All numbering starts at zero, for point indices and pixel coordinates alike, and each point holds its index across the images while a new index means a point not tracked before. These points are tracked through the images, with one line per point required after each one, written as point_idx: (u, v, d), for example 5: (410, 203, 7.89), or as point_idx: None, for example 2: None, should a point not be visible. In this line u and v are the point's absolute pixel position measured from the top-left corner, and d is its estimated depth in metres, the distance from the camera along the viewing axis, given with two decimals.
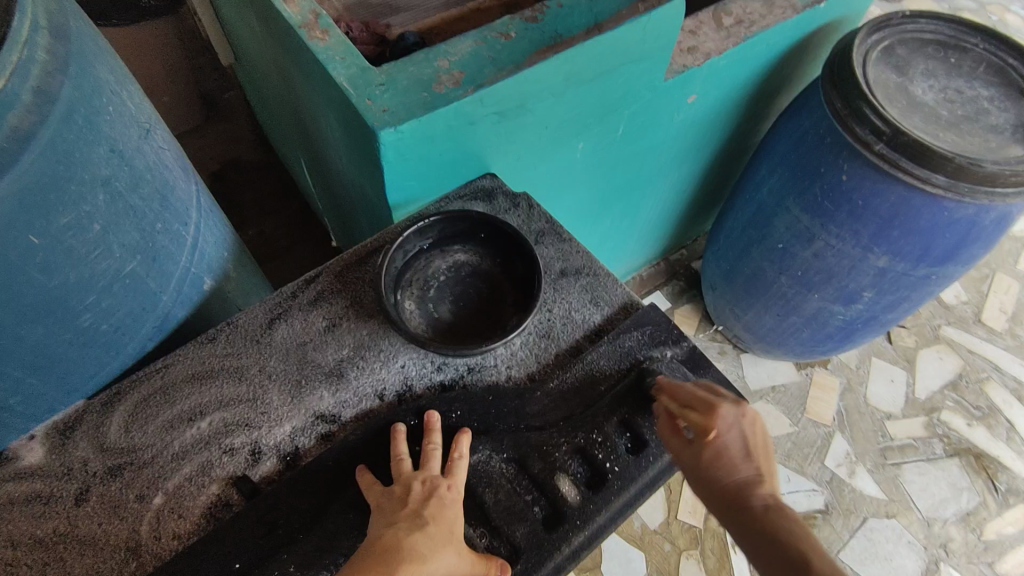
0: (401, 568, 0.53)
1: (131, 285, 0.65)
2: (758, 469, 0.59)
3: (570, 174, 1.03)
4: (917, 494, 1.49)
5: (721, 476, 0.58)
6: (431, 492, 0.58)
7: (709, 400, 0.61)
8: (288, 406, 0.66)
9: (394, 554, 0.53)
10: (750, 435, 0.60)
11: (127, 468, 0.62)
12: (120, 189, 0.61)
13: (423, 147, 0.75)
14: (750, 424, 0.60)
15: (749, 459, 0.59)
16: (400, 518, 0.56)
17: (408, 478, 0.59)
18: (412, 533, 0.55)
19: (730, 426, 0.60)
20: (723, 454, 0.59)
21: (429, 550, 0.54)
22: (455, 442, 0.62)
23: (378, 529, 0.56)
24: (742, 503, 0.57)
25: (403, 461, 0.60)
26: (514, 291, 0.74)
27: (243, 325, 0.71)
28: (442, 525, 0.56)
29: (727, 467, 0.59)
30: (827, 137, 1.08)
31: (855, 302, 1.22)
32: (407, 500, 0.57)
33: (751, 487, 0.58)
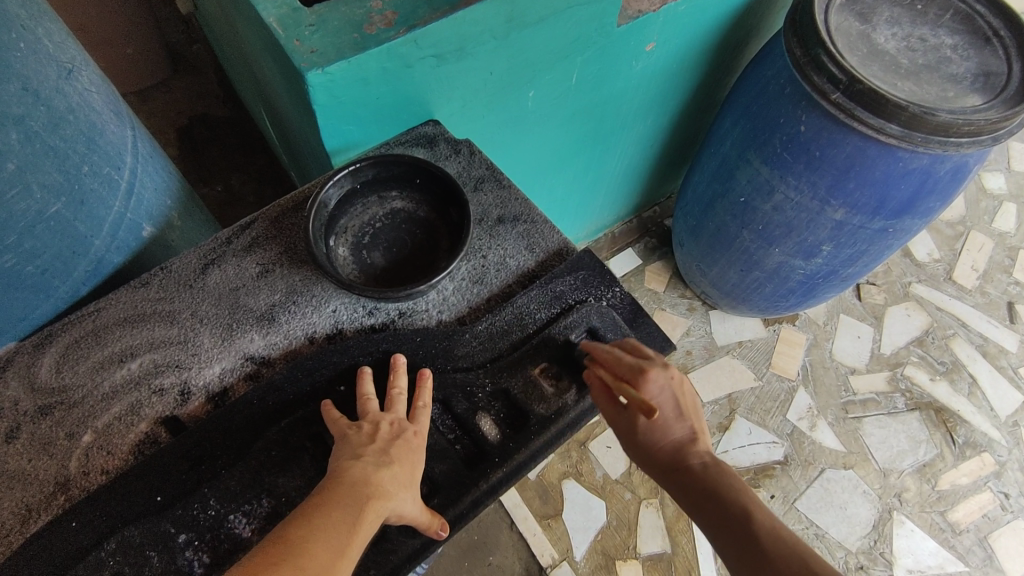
0: (371, 504, 0.53)
1: (56, 227, 0.65)
2: (690, 423, 0.64)
3: (523, 123, 1.02)
4: (876, 447, 1.52)
5: (658, 440, 0.63)
6: (398, 434, 0.58)
7: (641, 364, 0.62)
8: (219, 347, 0.67)
9: (363, 489, 0.54)
10: (679, 394, 0.63)
11: (57, 407, 0.63)
12: (37, 129, 0.60)
13: (358, 90, 0.73)
14: (677, 385, 0.63)
15: (682, 418, 0.64)
16: (366, 452, 0.56)
17: (376, 417, 0.59)
18: (379, 469, 0.55)
19: (661, 389, 0.62)
20: (657, 423, 0.63)
21: (394, 487, 0.55)
22: (422, 387, 0.62)
23: (343, 462, 0.55)
24: (682, 463, 0.62)
25: (371, 401, 0.61)
26: (449, 236, 0.74)
27: (176, 269, 0.72)
28: (406, 465, 0.57)
29: (664, 430, 0.64)
30: (788, 87, 1.07)
31: (814, 256, 1.23)
32: (375, 437, 0.57)
33: (685, 447, 0.63)
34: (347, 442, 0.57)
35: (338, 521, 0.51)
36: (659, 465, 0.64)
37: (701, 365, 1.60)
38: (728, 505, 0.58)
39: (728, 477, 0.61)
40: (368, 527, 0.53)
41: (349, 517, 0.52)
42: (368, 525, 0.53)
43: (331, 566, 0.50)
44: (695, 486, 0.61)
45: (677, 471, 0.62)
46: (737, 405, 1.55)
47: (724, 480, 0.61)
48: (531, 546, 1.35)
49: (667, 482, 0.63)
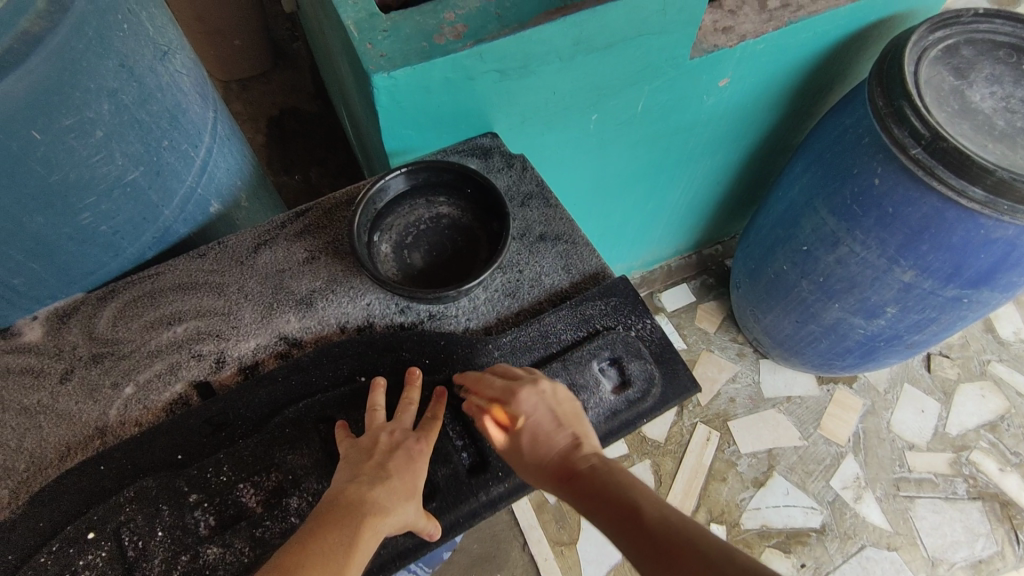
0: (368, 521, 0.54)
1: (131, 193, 0.71)
2: (572, 431, 0.59)
3: (583, 145, 1.02)
4: (926, 532, 1.40)
5: (544, 454, 0.58)
6: (398, 444, 0.59)
7: (511, 380, 0.61)
8: (257, 324, 0.71)
9: (359, 509, 0.54)
10: (557, 404, 0.60)
11: (108, 357, 0.69)
12: (127, 102, 0.66)
13: (420, 96, 0.76)
14: (553, 397, 0.61)
15: (561, 426, 0.59)
16: (363, 470, 0.56)
17: (378, 428, 0.60)
18: (374, 486, 0.55)
19: (536, 404, 0.60)
20: (536, 437, 0.59)
21: (391, 503, 0.55)
22: (434, 403, 0.63)
23: (341, 483, 0.56)
24: (573, 472, 0.57)
25: (378, 412, 0.61)
26: (487, 247, 0.75)
27: (232, 245, 0.76)
28: (405, 478, 0.57)
29: (546, 445, 0.59)
30: (866, 137, 1.02)
31: (877, 316, 1.16)
32: (373, 451, 0.58)
33: (571, 456, 0.58)
34: (348, 456, 0.58)
35: (335, 543, 0.52)
36: (550, 483, 0.58)
37: (743, 414, 1.53)
38: (622, 509, 0.53)
39: (616, 476, 0.55)
40: (366, 546, 0.53)
41: (346, 538, 0.52)
42: (366, 544, 0.53)
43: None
44: (584, 493, 0.55)
45: (568, 479, 0.57)
46: (777, 462, 1.47)
47: (610, 482, 0.55)
48: (540, 571, 1.33)
49: (564, 499, 0.56)
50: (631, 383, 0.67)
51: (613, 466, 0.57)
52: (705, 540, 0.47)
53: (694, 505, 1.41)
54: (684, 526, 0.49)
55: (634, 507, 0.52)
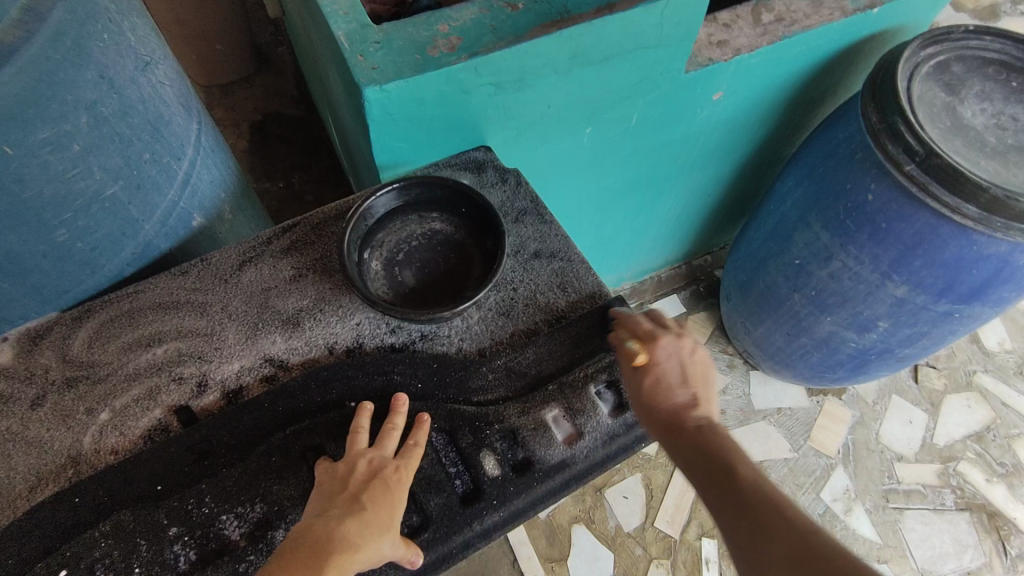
0: (334, 560, 0.52)
1: (110, 209, 0.68)
2: (693, 393, 0.63)
3: (577, 158, 1.01)
4: (916, 543, 1.41)
5: (661, 402, 0.62)
6: (375, 472, 0.57)
7: (652, 330, 0.65)
8: (241, 345, 0.68)
9: (326, 545, 0.53)
10: (688, 362, 0.64)
11: (83, 381, 0.65)
12: (107, 114, 0.63)
13: (412, 110, 0.74)
14: (686, 353, 0.65)
15: (684, 385, 0.63)
16: (333, 504, 0.55)
17: (357, 454, 0.58)
18: (344, 521, 0.54)
19: (669, 354, 0.64)
20: (663, 382, 0.63)
21: (361, 538, 0.54)
22: (414, 429, 0.61)
23: (310, 517, 0.55)
24: (683, 423, 0.61)
25: (361, 434, 0.59)
26: (481, 265, 0.73)
27: (215, 262, 0.73)
28: (380, 509, 0.55)
29: (667, 394, 0.63)
30: (859, 152, 1.02)
31: (869, 330, 1.15)
32: (348, 482, 0.56)
33: (684, 411, 0.62)
34: (321, 487, 0.57)
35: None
36: (657, 428, 0.62)
37: (734, 426, 1.53)
38: (718, 462, 0.59)
39: (726, 440, 0.60)
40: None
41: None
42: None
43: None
44: (695, 447, 0.60)
45: (678, 427, 0.61)
46: (768, 475, 1.47)
47: (717, 443, 0.60)
48: None
49: (670, 446, 0.61)
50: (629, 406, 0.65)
51: (720, 428, 0.61)
52: (793, 517, 0.53)
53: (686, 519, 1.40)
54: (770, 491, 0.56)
55: (736, 470, 0.58)
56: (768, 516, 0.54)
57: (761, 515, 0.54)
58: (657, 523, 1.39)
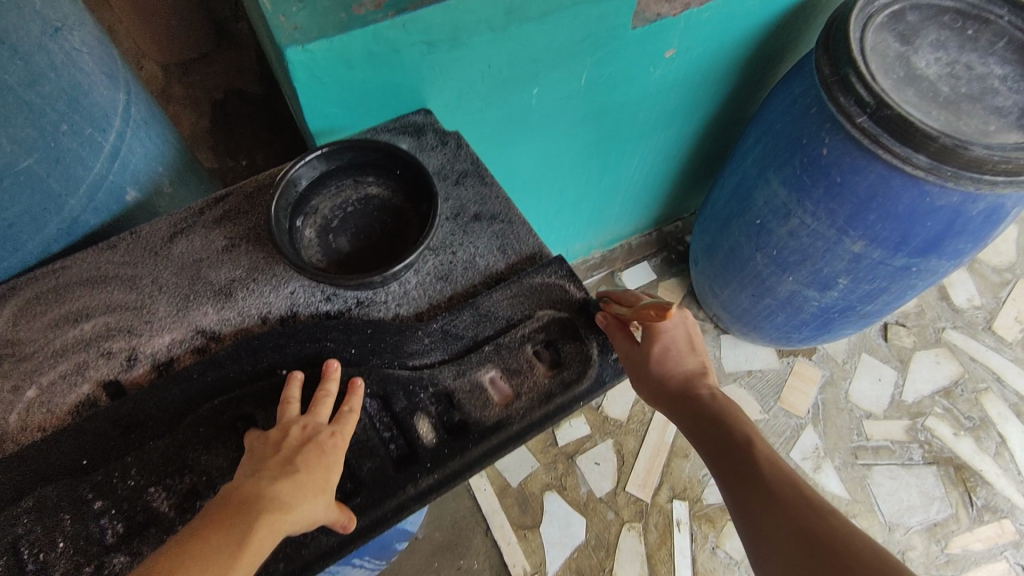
0: (264, 518, 0.51)
1: (26, 182, 0.66)
2: (700, 360, 0.67)
3: (527, 121, 0.99)
4: (883, 498, 1.43)
5: (668, 372, 0.64)
6: (309, 437, 0.56)
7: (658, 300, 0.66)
8: (172, 318, 0.67)
9: (255, 504, 0.51)
10: (692, 330, 0.67)
11: (7, 359, 0.64)
12: (11, 82, 0.61)
13: (341, 70, 0.72)
14: (688, 322, 0.68)
15: (692, 351, 0.67)
16: (265, 466, 0.54)
17: (289, 422, 0.57)
18: (276, 480, 0.53)
19: (675, 323, 0.66)
20: (669, 353, 0.65)
21: (295, 498, 0.52)
22: (349, 394, 0.60)
23: (241, 477, 0.54)
24: (690, 391, 0.64)
25: (291, 404, 0.58)
26: (418, 228, 0.71)
27: (145, 235, 0.72)
28: (314, 471, 0.54)
29: (675, 361, 0.65)
30: (813, 107, 1.00)
31: (830, 288, 1.15)
32: (281, 446, 0.55)
33: (692, 378, 0.66)
34: (255, 453, 0.55)
35: (222, 542, 0.49)
36: (671, 399, 0.64)
37: None
38: (736, 443, 0.61)
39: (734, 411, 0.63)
40: (260, 544, 0.50)
41: (235, 536, 0.49)
42: (260, 541, 0.50)
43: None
44: (706, 419, 0.62)
45: (687, 395, 0.64)
46: None
47: (729, 410, 0.63)
48: (503, 555, 1.32)
49: (675, 413, 0.64)
50: (567, 365, 0.64)
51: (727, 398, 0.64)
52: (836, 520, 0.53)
53: (657, 482, 1.41)
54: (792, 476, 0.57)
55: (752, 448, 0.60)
56: (840, 565, 0.50)
57: (831, 562, 0.50)
58: (629, 487, 1.40)
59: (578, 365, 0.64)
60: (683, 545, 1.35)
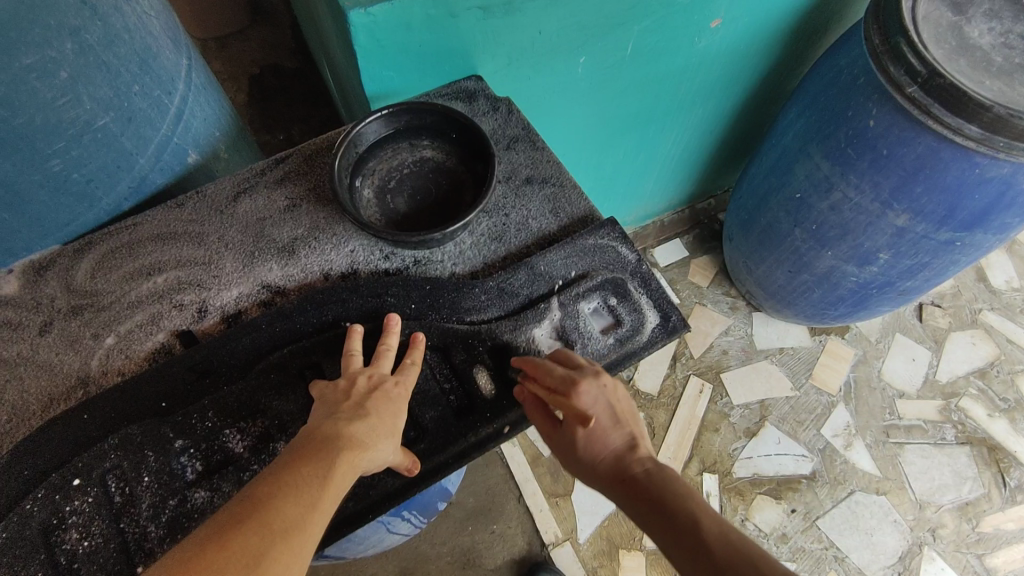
0: (344, 456, 0.53)
1: (102, 140, 0.69)
2: (628, 431, 0.63)
3: (572, 90, 0.99)
4: (915, 476, 1.43)
5: (597, 452, 0.62)
6: (376, 386, 0.58)
7: (568, 374, 0.59)
8: (240, 273, 0.70)
9: (335, 443, 0.53)
10: (614, 401, 0.62)
11: (87, 308, 0.68)
12: (91, 42, 0.63)
13: (399, 35, 0.73)
14: (611, 391, 0.61)
15: (617, 425, 0.63)
16: (340, 410, 0.56)
17: (355, 372, 0.59)
18: (352, 422, 0.55)
19: (594, 398, 0.60)
20: (595, 435, 0.62)
21: (370, 439, 0.55)
22: (411, 348, 0.62)
23: (318, 419, 0.55)
24: (622, 471, 0.61)
25: (355, 357, 0.60)
26: (473, 191, 0.73)
27: (211, 194, 0.74)
28: (385, 417, 0.56)
29: (601, 441, 0.63)
30: (861, 77, 1.00)
31: (869, 263, 1.15)
32: (351, 393, 0.57)
33: (623, 456, 0.62)
34: (325, 398, 0.57)
35: (310, 475, 0.51)
36: (603, 479, 0.62)
37: (736, 366, 1.54)
38: (673, 521, 0.55)
39: (665, 483, 0.58)
40: (343, 479, 0.52)
41: (321, 471, 0.51)
42: (342, 477, 0.52)
43: (301, 520, 0.49)
44: (633, 494, 0.59)
45: (619, 478, 0.61)
46: (769, 412, 1.48)
47: (662, 482, 0.59)
48: (535, 521, 1.35)
49: (609, 492, 0.61)
50: (620, 323, 0.66)
51: (663, 467, 0.60)
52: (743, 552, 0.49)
53: (688, 455, 1.43)
54: (739, 551, 0.50)
55: (680, 515, 0.55)
56: None
57: None
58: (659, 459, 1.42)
59: (632, 324, 0.66)
60: None
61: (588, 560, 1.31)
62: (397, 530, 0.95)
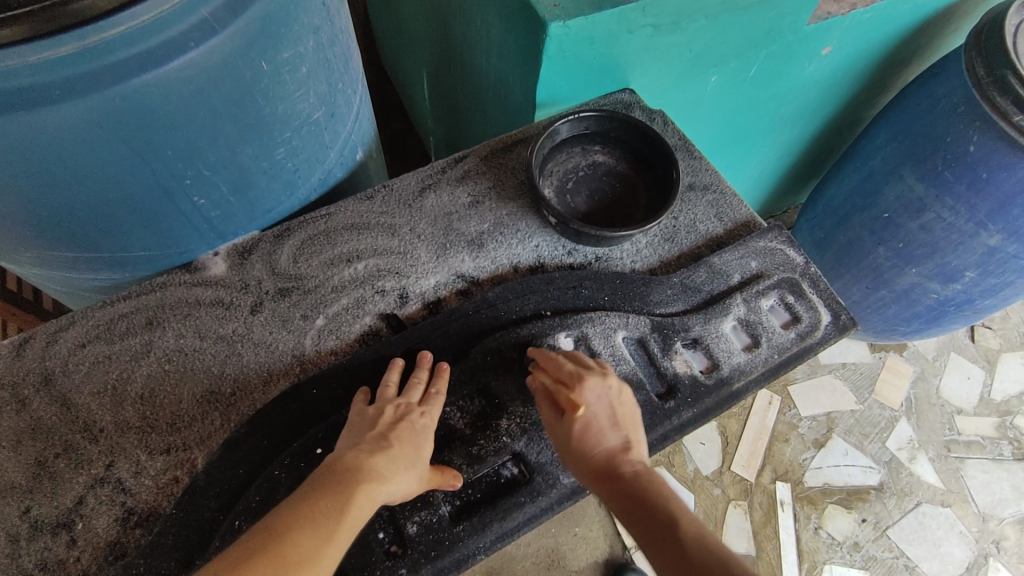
0: (362, 488, 0.52)
1: (314, 132, 0.73)
2: (625, 435, 0.60)
3: (695, 105, 1.06)
4: (977, 490, 1.48)
5: (591, 448, 0.59)
6: (402, 416, 0.58)
7: (578, 370, 0.62)
8: (435, 262, 0.74)
9: (355, 475, 0.53)
10: (616, 404, 0.61)
11: (295, 291, 0.71)
12: (324, 41, 0.67)
13: (582, 46, 0.79)
14: (614, 395, 0.61)
15: (616, 428, 0.60)
16: (364, 439, 0.56)
17: (385, 401, 0.59)
18: (374, 454, 0.54)
19: (597, 397, 0.60)
20: (588, 430, 0.59)
21: (389, 470, 0.54)
22: (435, 377, 0.63)
23: (342, 449, 0.55)
24: (611, 472, 0.58)
25: (389, 387, 0.61)
26: (647, 195, 0.79)
27: (398, 188, 0.79)
28: (406, 447, 0.56)
29: (597, 437, 0.59)
30: (961, 106, 1.07)
31: (954, 281, 1.22)
32: (377, 421, 0.57)
33: (617, 456, 0.59)
34: (352, 427, 0.57)
35: (326, 508, 0.50)
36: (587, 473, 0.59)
37: (802, 380, 1.59)
38: (664, 530, 0.54)
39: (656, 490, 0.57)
40: (360, 512, 0.51)
41: (338, 505, 0.51)
42: (359, 510, 0.51)
43: (314, 553, 0.48)
44: (624, 496, 0.57)
45: (610, 477, 0.58)
46: (836, 425, 1.53)
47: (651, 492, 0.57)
48: (617, 526, 1.38)
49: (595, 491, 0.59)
50: (800, 319, 0.72)
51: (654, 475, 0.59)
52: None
53: (760, 464, 1.48)
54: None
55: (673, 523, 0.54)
56: None
57: None
58: (733, 467, 1.47)
59: (809, 320, 0.72)
60: (787, 524, 1.42)
61: None
62: None
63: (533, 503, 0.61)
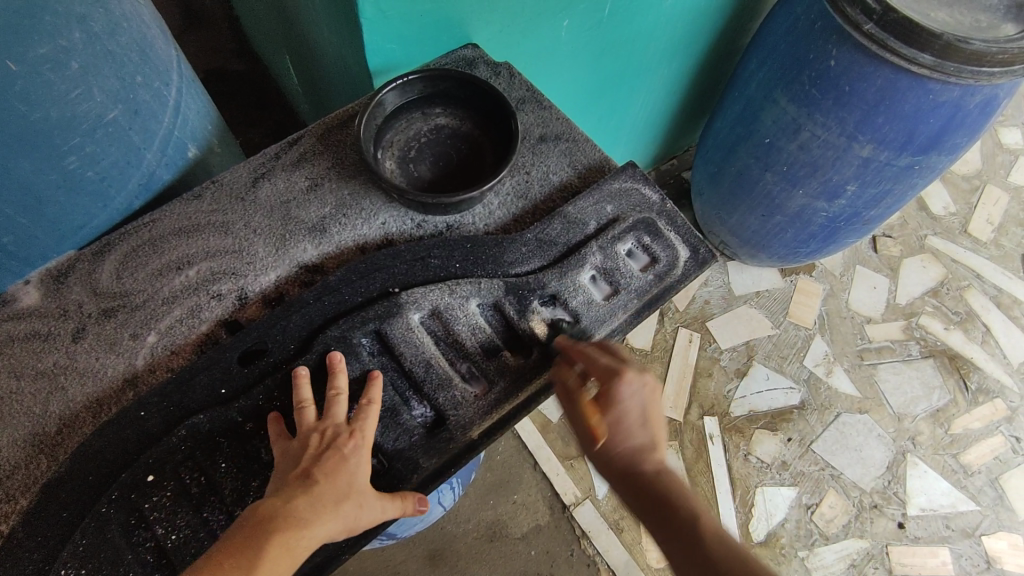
0: (278, 537, 0.51)
1: (114, 134, 0.67)
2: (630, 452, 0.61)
3: (555, 54, 1.02)
4: (891, 392, 1.55)
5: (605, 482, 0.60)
6: (329, 444, 0.55)
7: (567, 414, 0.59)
8: (275, 256, 0.69)
9: (269, 524, 0.51)
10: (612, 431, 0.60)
11: (120, 310, 0.65)
12: (98, 31, 0.60)
13: (402, 3, 0.74)
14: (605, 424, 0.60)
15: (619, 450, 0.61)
16: (287, 483, 0.53)
17: (308, 427, 0.56)
18: (295, 498, 0.52)
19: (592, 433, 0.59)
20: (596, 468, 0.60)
21: (310, 515, 0.52)
22: (331, 373, 0.59)
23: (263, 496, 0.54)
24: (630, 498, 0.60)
25: (307, 409, 0.57)
26: (494, 151, 0.75)
27: (227, 183, 0.73)
28: (335, 482, 0.53)
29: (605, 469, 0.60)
30: (818, 21, 1.06)
31: (838, 196, 1.24)
32: (302, 457, 0.54)
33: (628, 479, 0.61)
34: (275, 467, 0.55)
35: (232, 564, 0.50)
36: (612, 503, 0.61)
37: (719, 314, 1.62)
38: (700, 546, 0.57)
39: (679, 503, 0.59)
40: (275, 563, 0.50)
41: (246, 558, 0.50)
42: (272, 560, 0.50)
43: None
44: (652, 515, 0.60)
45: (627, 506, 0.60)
46: (755, 352, 1.57)
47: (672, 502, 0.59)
48: (555, 486, 1.39)
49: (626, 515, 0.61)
50: (657, 259, 0.70)
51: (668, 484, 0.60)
52: None
53: (687, 403, 1.51)
54: None
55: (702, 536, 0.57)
56: None
57: None
58: None
59: (666, 259, 0.70)
60: (717, 454, 1.46)
61: (609, 513, 1.36)
62: (443, 501, 0.97)
63: (395, 491, 0.57)
